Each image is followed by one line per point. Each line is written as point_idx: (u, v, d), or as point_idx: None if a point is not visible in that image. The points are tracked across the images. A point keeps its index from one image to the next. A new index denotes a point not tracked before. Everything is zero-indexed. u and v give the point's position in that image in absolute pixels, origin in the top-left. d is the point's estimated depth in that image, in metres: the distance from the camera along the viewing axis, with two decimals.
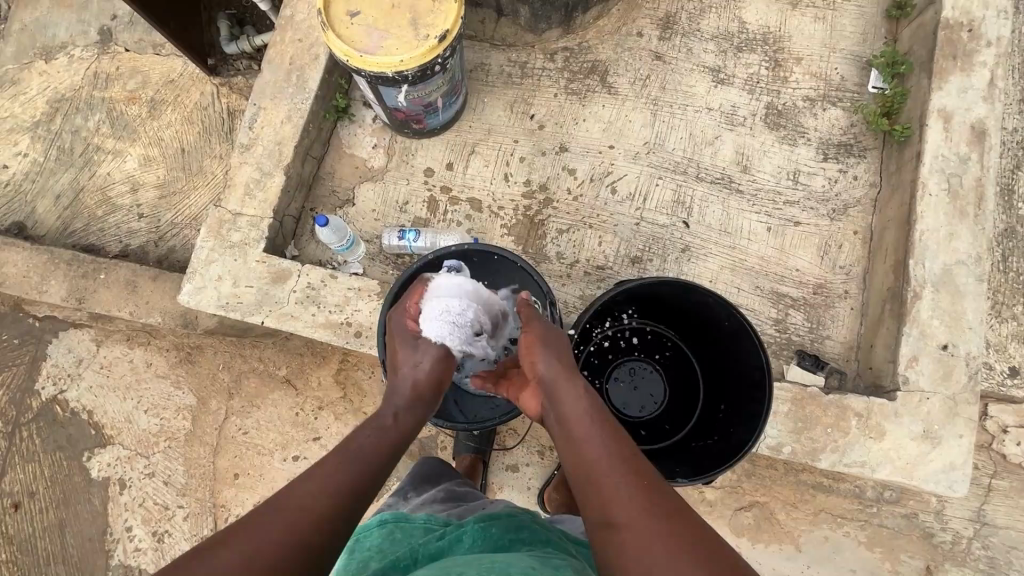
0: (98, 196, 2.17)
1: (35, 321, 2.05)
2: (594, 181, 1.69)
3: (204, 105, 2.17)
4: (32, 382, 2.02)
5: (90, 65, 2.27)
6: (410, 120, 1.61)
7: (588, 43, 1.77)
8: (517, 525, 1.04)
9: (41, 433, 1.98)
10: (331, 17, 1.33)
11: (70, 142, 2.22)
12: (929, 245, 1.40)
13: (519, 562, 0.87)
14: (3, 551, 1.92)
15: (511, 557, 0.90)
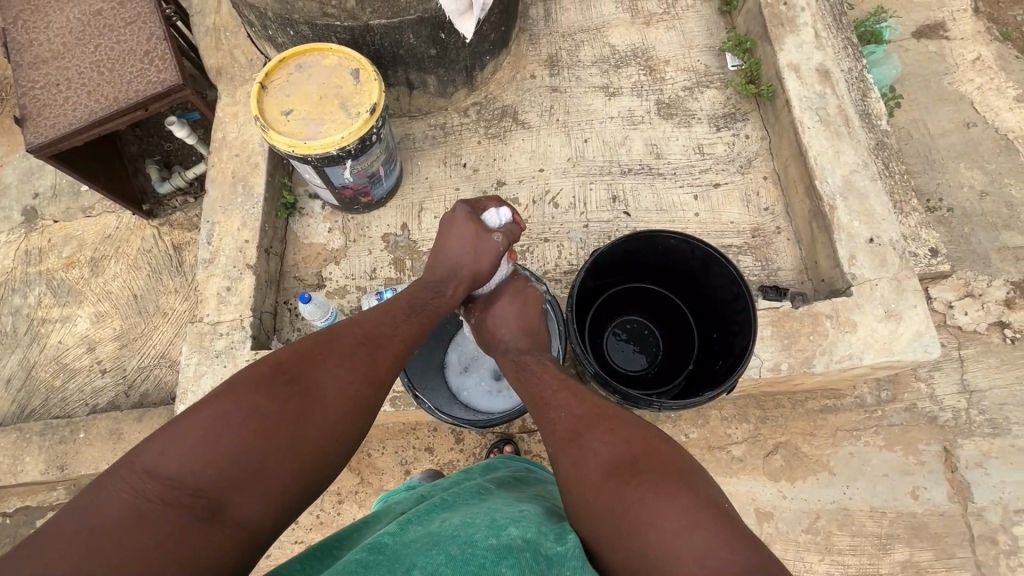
0: (53, 367, 2.09)
1: (6, 518, 1.87)
2: (537, 201, 1.86)
3: (148, 248, 2.21)
4: None
5: (20, 245, 2.26)
6: (358, 195, 1.74)
7: (493, 94, 2.01)
8: (522, 477, 1.11)
9: None
10: (269, 120, 1.48)
11: (13, 324, 2.15)
12: (825, 165, 1.65)
13: (506, 508, 0.89)
14: None
15: (501, 503, 0.92)
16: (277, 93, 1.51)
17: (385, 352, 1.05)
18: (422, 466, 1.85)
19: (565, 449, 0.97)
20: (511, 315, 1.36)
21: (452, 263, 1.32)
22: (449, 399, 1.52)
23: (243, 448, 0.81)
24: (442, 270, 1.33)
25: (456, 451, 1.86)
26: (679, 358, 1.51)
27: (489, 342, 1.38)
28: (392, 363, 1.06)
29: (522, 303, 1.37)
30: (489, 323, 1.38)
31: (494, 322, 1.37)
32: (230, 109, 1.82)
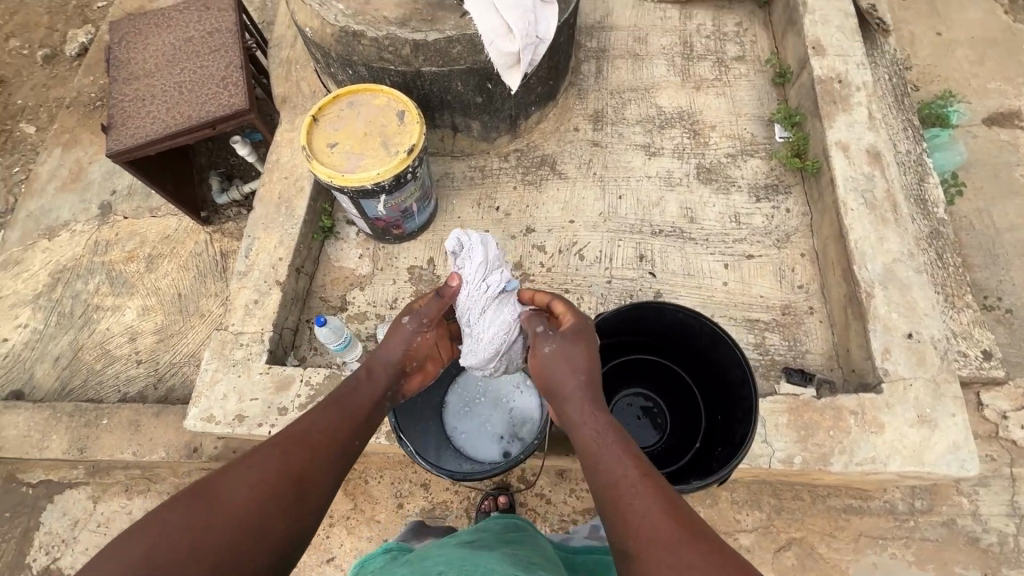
0: (97, 351, 2.24)
1: (28, 488, 1.98)
2: (563, 252, 1.87)
3: (198, 252, 2.36)
4: (22, 556, 1.90)
5: (91, 235, 2.48)
6: (390, 227, 1.80)
7: (535, 142, 2.06)
8: (509, 537, 1.12)
9: None
10: (315, 150, 1.57)
11: (71, 306, 2.34)
12: (865, 250, 1.57)
13: (500, 565, 0.89)
14: None
15: (494, 561, 0.91)
16: (327, 126, 1.62)
17: (329, 444, 0.98)
18: (415, 502, 1.83)
19: (655, 558, 0.80)
20: (576, 353, 1.12)
21: (422, 313, 1.25)
22: (436, 446, 1.52)
23: (184, 570, 0.73)
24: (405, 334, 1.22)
25: (451, 493, 1.83)
26: (682, 434, 1.45)
27: (553, 388, 1.11)
28: (340, 450, 0.99)
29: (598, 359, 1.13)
30: (557, 364, 1.11)
31: (556, 360, 1.12)
32: (287, 135, 1.95)
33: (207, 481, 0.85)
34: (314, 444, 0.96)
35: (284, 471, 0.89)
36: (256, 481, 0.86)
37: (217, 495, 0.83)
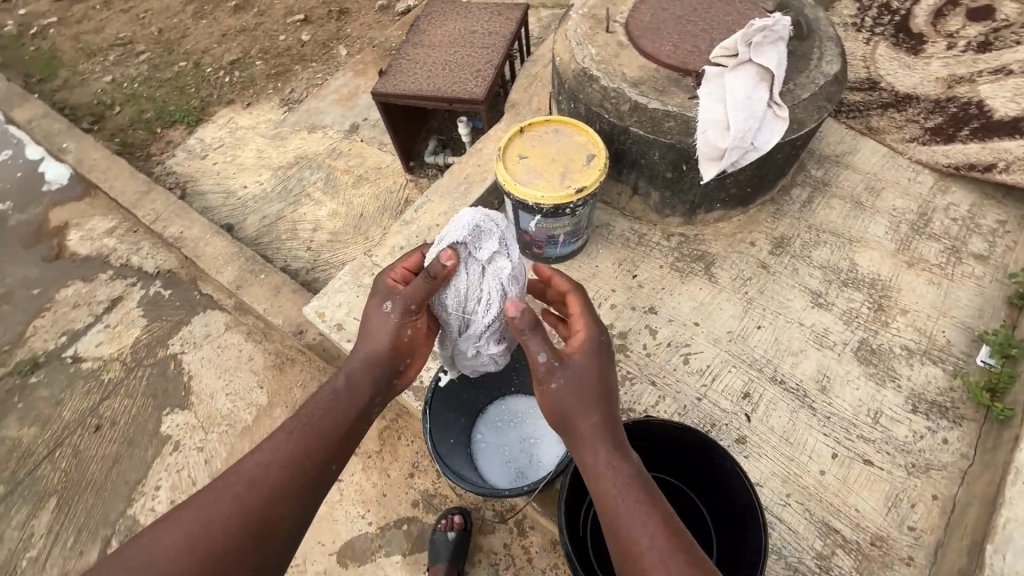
0: (288, 225, 2.79)
1: (198, 294, 2.57)
2: (671, 346, 1.81)
3: (392, 191, 2.80)
4: (168, 337, 2.47)
5: (333, 142, 3.09)
6: (532, 245, 1.94)
7: (704, 236, 2.03)
8: None
9: (149, 378, 2.37)
10: (507, 155, 1.78)
11: (293, 185, 2.95)
12: (1015, 538, 1.25)
13: None
14: (65, 459, 2.21)
15: None
16: (527, 140, 1.81)
17: (289, 466, 1.10)
18: (423, 480, 1.95)
19: None
20: (591, 375, 1.15)
21: (417, 299, 1.21)
22: (456, 436, 1.63)
23: None
24: (390, 331, 1.23)
25: (455, 493, 1.91)
26: None
27: (561, 422, 1.15)
28: (304, 470, 1.10)
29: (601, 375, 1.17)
30: (579, 386, 1.13)
31: (575, 391, 1.13)
32: (498, 133, 2.21)
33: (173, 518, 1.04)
34: (290, 467, 1.10)
35: (235, 501, 1.04)
36: (211, 512, 1.03)
37: (176, 530, 1.01)
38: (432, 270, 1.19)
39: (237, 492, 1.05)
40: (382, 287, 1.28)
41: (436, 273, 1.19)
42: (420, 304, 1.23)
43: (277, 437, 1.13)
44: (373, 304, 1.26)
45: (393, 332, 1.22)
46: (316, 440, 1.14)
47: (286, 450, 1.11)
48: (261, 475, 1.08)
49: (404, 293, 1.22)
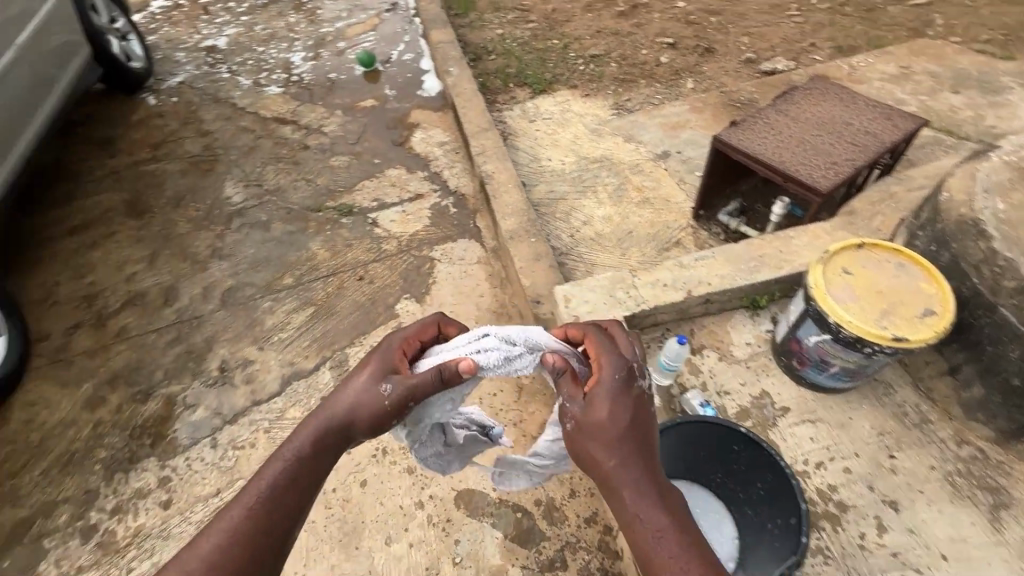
0: (566, 206, 3.03)
1: (475, 225, 3.02)
2: (899, 555, 1.58)
3: (669, 226, 2.85)
4: (438, 243, 2.95)
5: (641, 160, 3.29)
6: (795, 357, 1.77)
7: (1002, 468, 1.73)
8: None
9: (410, 264, 2.86)
10: (830, 261, 1.68)
11: (587, 177, 3.21)
12: None
13: None
14: (332, 285, 2.81)
15: None
16: (860, 257, 1.68)
17: (327, 452, 1.36)
18: (557, 488, 1.99)
19: None
20: (623, 414, 1.27)
21: (416, 392, 1.33)
22: None
23: (246, 548, 1.24)
24: (379, 406, 1.35)
25: (578, 521, 1.93)
26: None
27: (586, 461, 1.27)
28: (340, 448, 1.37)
29: (614, 408, 1.28)
30: (593, 426, 1.26)
31: (597, 429, 1.26)
32: (818, 232, 2.06)
33: (233, 502, 1.29)
34: (296, 473, 1.32)
35: (283, 480, 1.31)
36: (267, 492, 1.30)
37: (238, 503, 1.29)
38: (445, 371, 1.32)
39: (263, 480, 1.32)
40: (380, 363, 1.40)
41: (446, 376, 1.33)
42: (413, 397, 1.34)
43: (279, 463, 1.33)
44: (363, 371, 1.39)
45: (386, 414, 1.34)
46: (347, 438, 1.37)
47: (296, 459, 1.34)
48: (275, 477, 1.31)
49: (411, 379, 1.34)
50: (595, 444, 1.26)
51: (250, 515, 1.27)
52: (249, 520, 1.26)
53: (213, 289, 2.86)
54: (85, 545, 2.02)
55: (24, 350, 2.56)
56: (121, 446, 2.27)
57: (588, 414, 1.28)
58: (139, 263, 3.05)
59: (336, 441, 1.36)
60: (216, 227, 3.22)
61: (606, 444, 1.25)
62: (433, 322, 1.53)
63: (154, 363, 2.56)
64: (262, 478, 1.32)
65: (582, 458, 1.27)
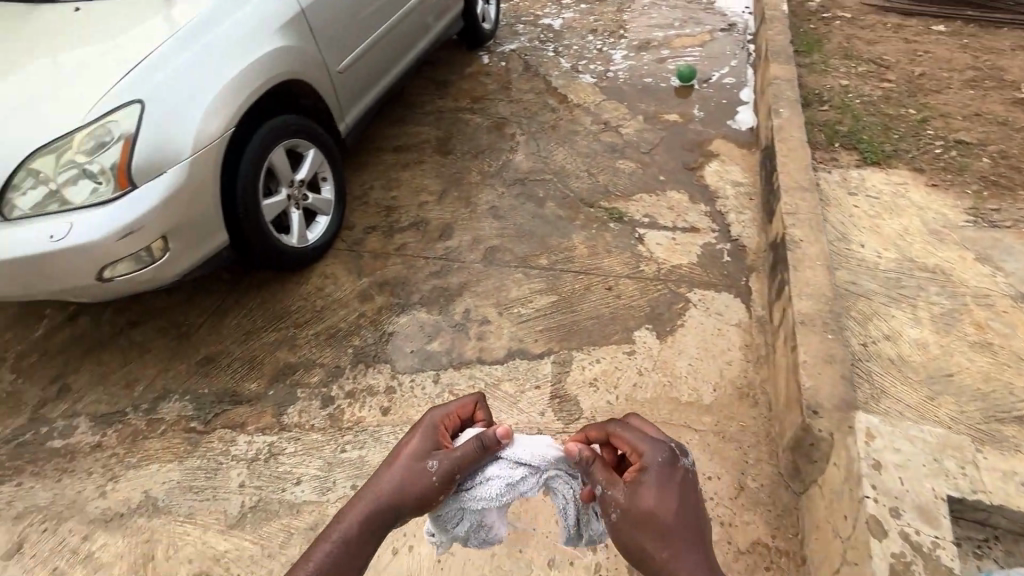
0: (869, 307, 2.50)
1: (748, 284, 2.71)
2: None
3: (1007, 393, 2.20)
4: (700, 286, 2.71)
5: (993, 293, 2.57)
6: None
7: None
8: None
9: (663, 295, 2.68)
10: None
11: (908, 284, 2.61)
12: None
13: None
14: (580, 283, 2.79)
15: None
16: None
17: (382, 508, 1.39)
18: None
19: None
20: (669, 499, 1.33)
21: (458, 467, 1.43)
22: None
23: None
24: (428, 481, 1.42)
25: None
26: None
27: (636, 542, 1.31)
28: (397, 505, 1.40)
29: (658, 489, 1.34)
30: (639, 508, 1.32)
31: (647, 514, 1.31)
32: None
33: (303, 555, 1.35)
34: (357, 543, 1.36)
35: (349, 537, 1.36)
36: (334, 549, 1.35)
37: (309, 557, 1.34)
38: (484, 441, 1.45)
39: (323, 552, 1.34)
40: (423, 438, 1.48)
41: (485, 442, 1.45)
42: (458, 469, 1.42)
43: (330, 542, 1.36)
44: (406, 455, 1.45)
45: (432, 489, 1.40)
46: (395, 498, 1.40)
47: (357, 530, 1.37)
48: (333, 551, 1.34)
49: (449, 456, 1.43)
50: (642, 520, 1.31)
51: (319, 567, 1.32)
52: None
53: (480, 242, 3.09)
54: (321, 409, 2.36)
55: (336, 231, 3.11)
56: (371, 343, 2.60)
57: (635, 503, 1.33)
58: (432, 195, 3.45)
59: (387, 502, 1.40)
60: (499, 187, 3.47)
61: (651, 520, 1.31)
62: (465, 404, 1.58)
63: (415, 285, 2.87)
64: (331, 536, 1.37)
65: (635, 540, 1.31)
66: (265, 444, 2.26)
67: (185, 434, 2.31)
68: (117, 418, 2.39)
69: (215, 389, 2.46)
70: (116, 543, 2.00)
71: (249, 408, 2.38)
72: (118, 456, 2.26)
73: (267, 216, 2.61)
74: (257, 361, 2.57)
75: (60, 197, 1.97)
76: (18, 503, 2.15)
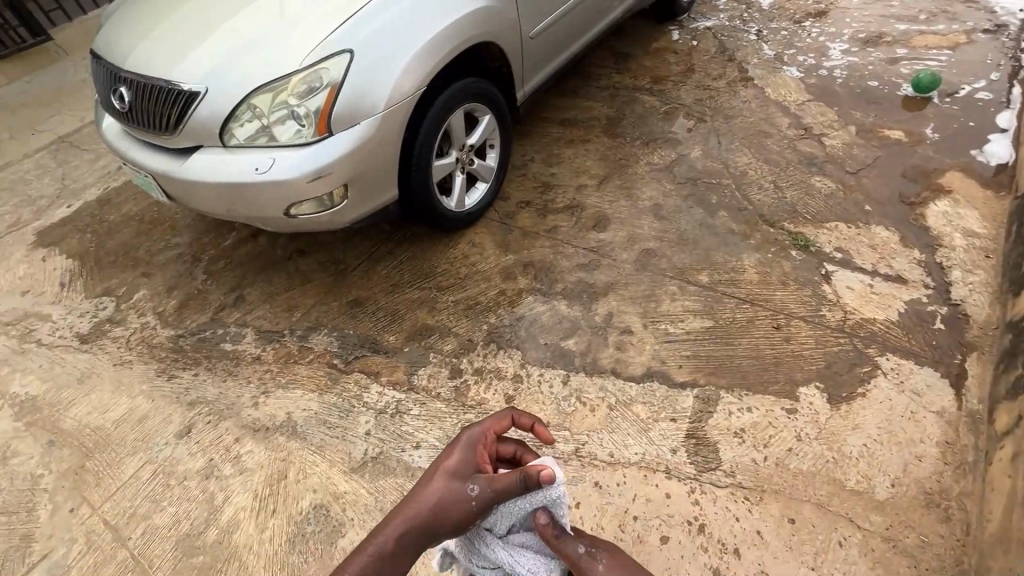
0: None
1: (963, 365, 2.19)
2: None
3: None
4: (896, 352, 2.25)
5: None
6: None
7: None
8: None
9: (845, 352, 2.27)
10: None
11: None
12: None
13: None
14: (743, 312, 2.46)
15: None
16: None
17: (422, 523, 1.20)
18: None
19: None
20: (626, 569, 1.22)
21: (500, 497, 1.19)
22: None
23: None
24: (466, 507, 1.20)
25: None
26: None
27: None
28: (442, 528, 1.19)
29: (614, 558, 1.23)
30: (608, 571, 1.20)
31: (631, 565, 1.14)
32: None
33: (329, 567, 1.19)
34: (390, 560, 1.18)
35: (387, 545, 1.19)
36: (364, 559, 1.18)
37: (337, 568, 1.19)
38: (524, 471, 1.18)
39: (358, 563, 1.18)
40: (465, 457, 1.28)
41: (530, 482, 1.17)
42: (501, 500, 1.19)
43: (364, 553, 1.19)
44: (446, 470, 1.26)
45: (470, 514, 1.19)
46: (435, 519, 1.19)
47: (392, 546, 1.19)
48: (370, 564, 1.18)
49: (492, 481, 1.20)
50: None
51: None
52: None
53: (635, 242, 2.85)
54: (448, 380, 2.38)
55: (491, 199, 3.07)
56: (506, 325, 2.55)
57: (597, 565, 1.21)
58: (593, 179, 3.26)
59: (425, 514, 1.20)
60: (667, 184, 3.16)
61: None
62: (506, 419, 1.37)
63: (560, 273, 2.74)
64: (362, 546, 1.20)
65: None
66: (393, 399, 2.34)
67: (328, 369, 2.48)
68: (276, 338, 2.64)
69: (359, 334, 2.60)
70: (259, 453, 2.23)
71: (385, 360, 2.49)
72: (271, 373, 2.51)
73: (435, 177, 2.62)
74: (398, 315, 2.66)
75: (268, 133, 2.11)
76: (192, 391, 2.48)
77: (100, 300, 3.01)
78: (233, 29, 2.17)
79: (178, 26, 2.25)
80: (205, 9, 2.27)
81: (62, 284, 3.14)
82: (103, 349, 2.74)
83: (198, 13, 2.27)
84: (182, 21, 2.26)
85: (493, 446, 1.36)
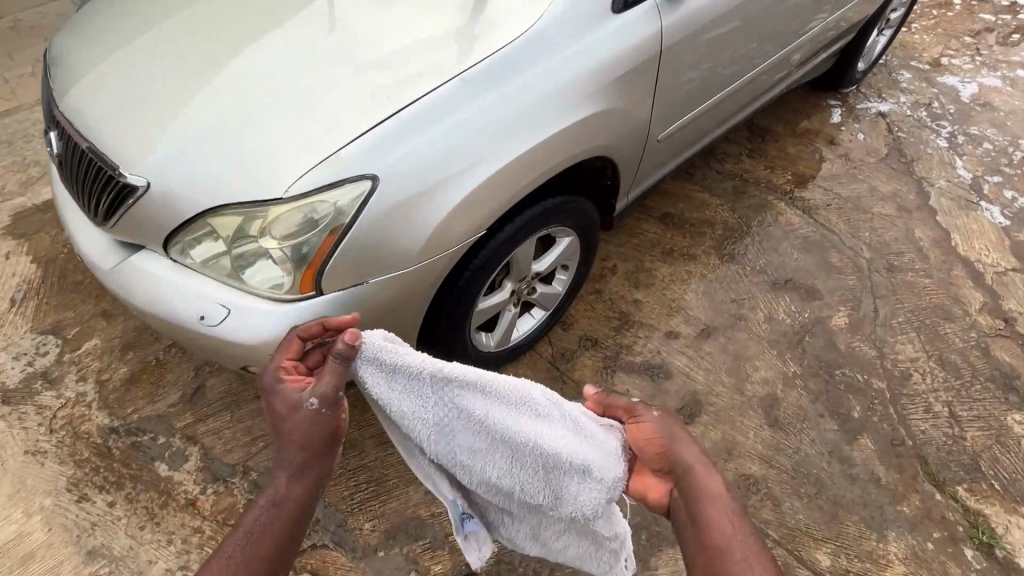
0: None
1: None
2: None
3: None
4: None
5: None
6: None
7: None
8: None
9: None
10: None
11: None
12: None
13: None
14: None
15: None
16: None
17: (302, 446, 1.13)
18: None
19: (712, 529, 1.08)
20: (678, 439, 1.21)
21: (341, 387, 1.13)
22: None
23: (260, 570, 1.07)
24: (319, 414, 1.13)
25: None
26: None
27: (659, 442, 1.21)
28: (322, 440, 1.14)
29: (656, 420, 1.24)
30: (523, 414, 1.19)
31: (710, 498, 1.12)
32: None
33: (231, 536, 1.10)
34: (286, 508, 1.12)
35: (286, 488, 1.13)
36: (264, 511, 1.12)
37: (243, 529, 1.10)
38: (336, 352, 1.12)
39: (257, 515, 1.11)
40: (278, 381, 1.16)
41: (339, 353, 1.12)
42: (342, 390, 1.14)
43: (256, 509, 1.12)
44: (281, 411, 1.14)
45: (329, 417, 1.13)
46: (308, 434, 1.13)
47: (283, 493, 1.13)
48: (265, 516, 1.11)
49: (323, 379, 1.13)
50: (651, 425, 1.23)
51: (257, 537, 1.09)
52: (261, 546, 1.09)
53: (732, 456, 2.01)
54: None
55: (546, 330, 2.26)
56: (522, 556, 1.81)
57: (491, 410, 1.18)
58: (688, 325, 2.40)
59: (293, 439, 1.13)
60: (792, 363, 2.27)
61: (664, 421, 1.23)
62: (296, 338, 1.21)
63: None
64: (262, 500, 1.13)
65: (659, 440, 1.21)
66: None
67: None
68: (223, 476, 2.00)
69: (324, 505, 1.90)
70: None
71: (349, 565, 1.80)
72: (203, 536, 1.88)
73: (478, 325, 1.82)
74: (382, 488, 1.95)
75: (231, 262, 1.35)
76: (100, 534, 1.88)
77: (44, 340, 2.42)
78: (220, 87, 1.39)
79: (150, 59, 1.50)
80: (194, 42, 1.50)
81: (13, 301, 2.57)
82: (21, 422, 2.16)
83: (184, 44, 1.51)
84: (157, 54, 1.50)
85: (307, 359, 1.23)
